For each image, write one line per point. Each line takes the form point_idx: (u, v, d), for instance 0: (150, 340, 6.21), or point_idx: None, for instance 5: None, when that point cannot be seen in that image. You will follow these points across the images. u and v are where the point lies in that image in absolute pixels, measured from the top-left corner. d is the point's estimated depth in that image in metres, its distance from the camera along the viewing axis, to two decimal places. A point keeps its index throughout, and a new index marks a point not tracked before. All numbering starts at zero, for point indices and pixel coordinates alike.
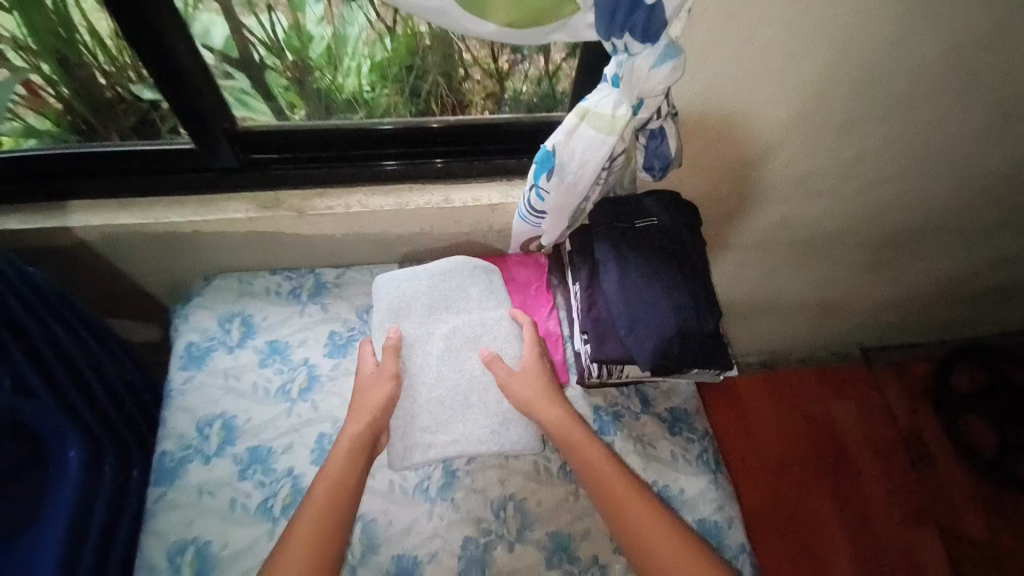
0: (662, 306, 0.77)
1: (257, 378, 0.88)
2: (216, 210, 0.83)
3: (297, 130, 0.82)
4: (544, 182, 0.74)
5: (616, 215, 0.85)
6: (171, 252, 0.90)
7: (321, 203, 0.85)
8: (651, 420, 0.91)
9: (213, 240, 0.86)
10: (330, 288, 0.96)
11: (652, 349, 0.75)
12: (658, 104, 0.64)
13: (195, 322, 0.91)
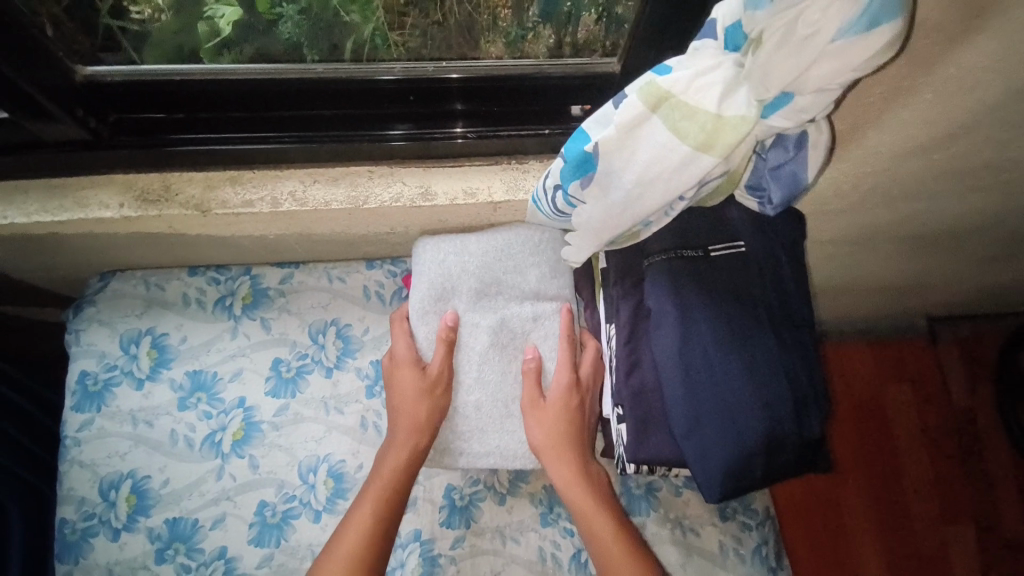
0: (748, 397, 0.50)
1: (176, 425, 0.66)
2: (77, 204, 0.56)
3: (201, 77, 0.52)
4: (576, 191, 0.43)
5: (683, 236, 0.55)
6: (39, 252, 0.63)
7: (234, 196, 0.56)
8: (697, 496, 0.68)
9: (87, 241, 0.60)
10: (272, 297, 0.71)
11: (722, 468, 0.49)
12: (811, 109, 0.36)
13: (89, 344, 0.67)
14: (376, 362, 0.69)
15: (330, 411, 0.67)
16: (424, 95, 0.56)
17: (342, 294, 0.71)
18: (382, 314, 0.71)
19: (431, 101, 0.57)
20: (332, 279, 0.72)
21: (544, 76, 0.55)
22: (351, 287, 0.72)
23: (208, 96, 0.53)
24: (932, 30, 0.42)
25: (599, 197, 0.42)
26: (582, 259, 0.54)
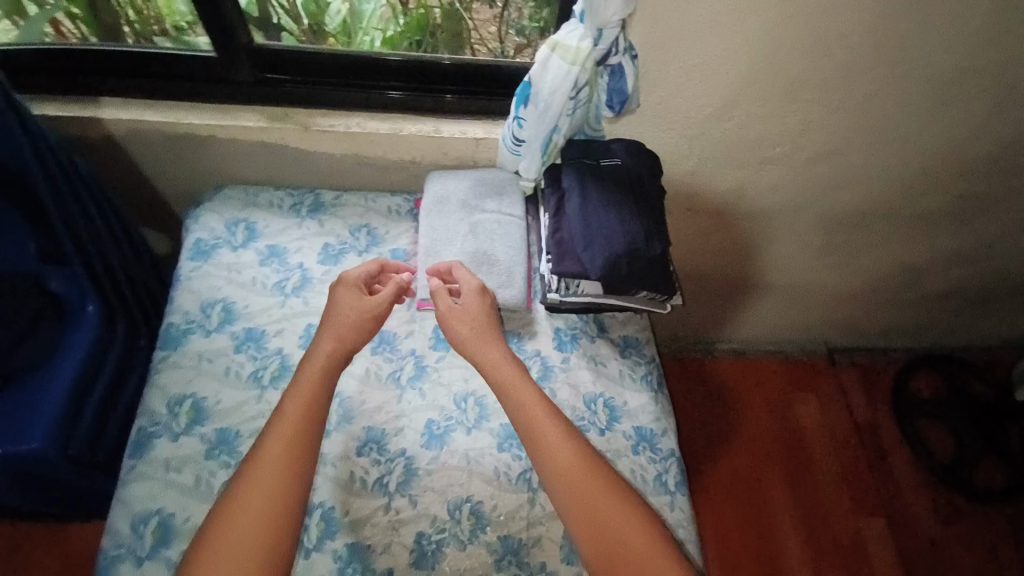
0: (615, 229, 0.88)
1: (257, 274, 0.96)
2: (231, 118, 0.96)
3: (321, 55, 0.94)
4: (523, 112, 0.87)
5: (584, 154, 0.96)
6: (190, 155, 1.01)
7: (323, 121, 0.97)
8: (605, 343, 1.01)
9: (227, 145, 0.99)
10: (328, 207, 1.05)
11: (603, 262, 0.86)
12: (615, 35, 0.78)
13: (205, 223, 1.01)
14: (393, 251, 1.01)
15: None
16: (439, 75, 0.99)
17: (374, 210, 1.05)
18: (399, 222, 1.05)
19: (445, 81, 0.99)
20: (369, 201, 1.06)
21: (504, 68, 0.98)
22: (379, 207, 1.06)
23: (317, 64, 0.95)
24: (688, 38, 0.88)
25: (531, 109, 0.86)
26: (533, 175, 0.96)
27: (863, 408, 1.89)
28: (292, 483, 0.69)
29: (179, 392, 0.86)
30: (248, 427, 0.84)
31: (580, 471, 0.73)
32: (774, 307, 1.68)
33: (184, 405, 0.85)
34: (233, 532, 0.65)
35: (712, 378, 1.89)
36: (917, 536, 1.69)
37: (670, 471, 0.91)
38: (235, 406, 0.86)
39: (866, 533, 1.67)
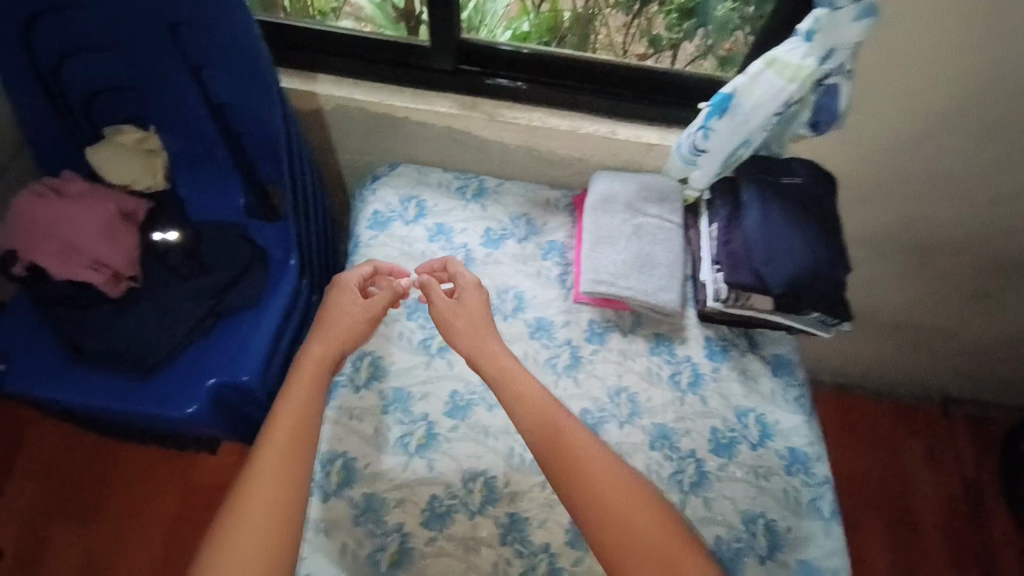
0: (800, 248, 0.88)
1: (425, 249, 1.03)
2: (428, 103, 1.04)
3: (518, 53, 1.01)
4: (715, 122, 0.87)
5: (762, 170, 0.96)
6: (379, 133, 1.10)
7: (509, 113, 1.03)
8: (757, 358, 0.99)
9: (417, 127, 1.07)
10: (491, 192, 1.09)
11: (787, 277, 0.86)
12: (842, 57, 0.80)
13: (381, 196, 1.08)
14: (550, 242, 1.05)
15: (520, 263, 1.02)
16: (626, 81, 1.03)
17: (534, 200, 1.09)
18: (556, 214, 1.08)
19: (631, 87, 1.04)
20: (528, 189, 1.10)
21: (693, 78, 1.01)
22: (539, 197, 1.10)
23: (513, 61, 1.02)
24: (900, 60, 0.88)
25: (727, 120, 0.86)
26: (703, 185, 0.97)
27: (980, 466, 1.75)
28: (274, 481, 0.71)
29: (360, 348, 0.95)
30: (420, 390, 0.93)
31: (578, 478, 0.73)
32: (899, 351, 1.58)
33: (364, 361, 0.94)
34: (240, 533, 0.67)
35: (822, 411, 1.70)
36: None
37: (825, 498, 0.89)
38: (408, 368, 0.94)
39: None
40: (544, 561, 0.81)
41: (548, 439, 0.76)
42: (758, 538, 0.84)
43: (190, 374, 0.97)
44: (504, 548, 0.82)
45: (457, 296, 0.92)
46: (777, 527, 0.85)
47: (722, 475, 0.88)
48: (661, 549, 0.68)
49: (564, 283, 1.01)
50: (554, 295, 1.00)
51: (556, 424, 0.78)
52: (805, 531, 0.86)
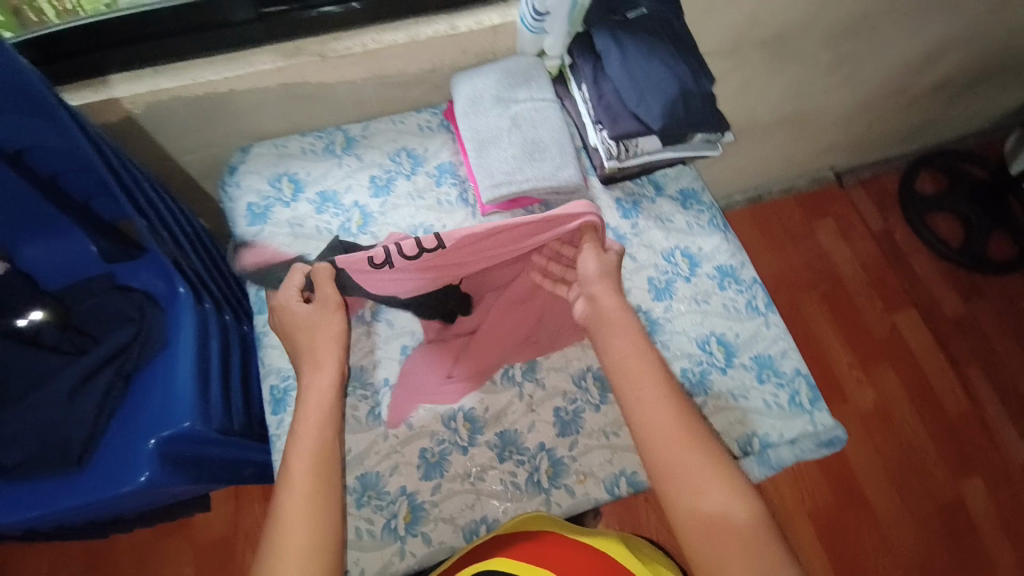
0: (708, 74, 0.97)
1: (318, 222, 0.99)
2: (248, 64, 0.94)
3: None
4: None
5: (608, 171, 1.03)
6: (214, 117, 1.00)
7: (338, 45, 0.96)
8: (666, 200, 1.05)
9: (249, 97, 0.98)
10: (360, 140, 1.06)
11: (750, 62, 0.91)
12: None
13: (248, 185, 1.01)
14: (438, 166, 1.06)
15: (416, 199, 1.03)
16: None
17: (405, 132, 1.08)
18: (433, 137, 1.08)
19: None
20: (395, 123, 1.09)
21: None
22: (409, 126, 1.09)
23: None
24: None
25: None
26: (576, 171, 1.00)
27: (875, 220, 1.94)
28: (656, 414, 0.72)
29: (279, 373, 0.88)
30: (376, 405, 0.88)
31: (647, 379, 0.75)
32: (784, 141, 1.65)
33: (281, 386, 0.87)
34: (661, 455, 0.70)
35: (788, 216, 1.91)
36: (973, 355, 1.76)
37: (758, 296, 0.98)
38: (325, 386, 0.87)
39: (937, 384, 1.70)
40: (544, 458, 0.86)
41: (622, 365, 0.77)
42: (715, 354, 0.93)
43: (104, 449, 0.82)
44: (505, 464, 0.85)
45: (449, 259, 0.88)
46: (728, 338, 0.94)
47: (669, 315, 0.95)
48: (698, 468, 0.68)
49: (467, 201, 1.03)
50: (462, 217, 1.02)
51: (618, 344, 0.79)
52: (751, 332, 0.95)
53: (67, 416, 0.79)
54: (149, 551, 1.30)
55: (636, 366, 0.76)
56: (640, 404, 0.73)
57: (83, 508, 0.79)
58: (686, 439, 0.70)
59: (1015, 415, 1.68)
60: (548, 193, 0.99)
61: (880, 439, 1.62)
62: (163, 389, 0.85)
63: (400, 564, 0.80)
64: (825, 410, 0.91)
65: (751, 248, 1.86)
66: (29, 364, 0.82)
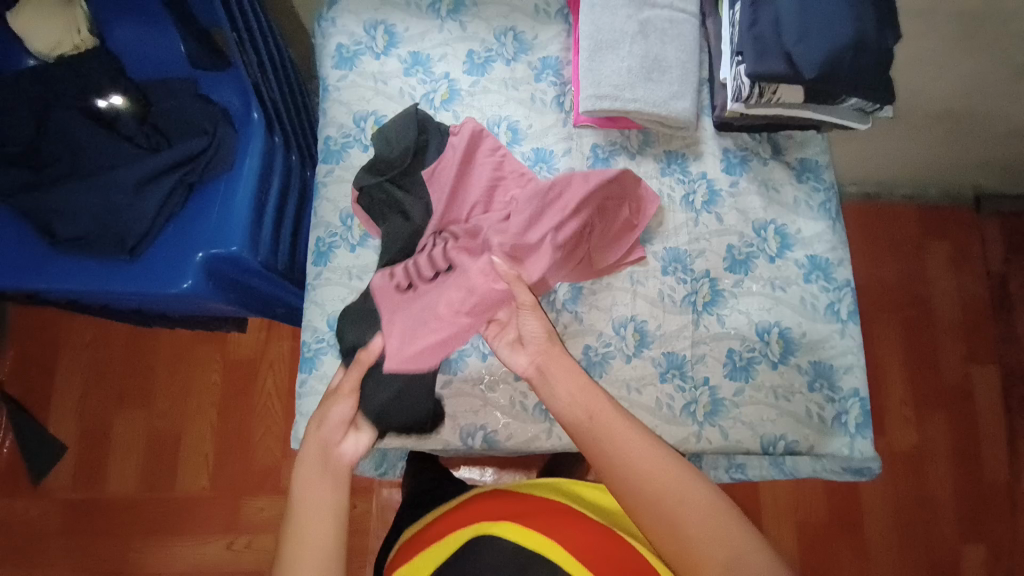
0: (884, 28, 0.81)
1: (403, 85, 0.93)
2: None
3: None
4: None
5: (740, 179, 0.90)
6: None
7: None
8: (780, 166, 0.92)
9: None
10: (468, 6, 0.97)
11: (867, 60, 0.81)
12: None
13: (342, 26, 0.95)
14: (543, 59, 0.95)
15: (509, 88, 0.94)
16: None
17: (519, 10, 0.97)
18: (548, 24, 0.97)
19: None
20: None
21: None
22: (525, 5, 0.97)
23: None
24: None
25: None
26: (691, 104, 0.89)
27: (999, 261, 1.69)
28: (644, 479, 0.63)
29: (328, 227, 0.88)
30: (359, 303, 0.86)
31: (619, 427, 0.67)
32: (935, 141, 1.42)
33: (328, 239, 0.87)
34: (657, 525, 0.62)
35: (901, 227, 1.69)
36: None
37: (844, 301, 0.87)
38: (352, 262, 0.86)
39: (986, 451, 1.56)
40: None
41: (594, 424, 0.67)
42: (771, 346, 0.85)
43: (157, 248, 0.84)
44: (520, 382, 0.83)
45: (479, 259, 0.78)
46: (791, 334, 0.86)
47: (736, 290, 0.87)
48: (698, 527, 0.60)
49: (562, 106, 0.94)
50: (552, 121, 0.93)
51: (591, 402, 0.69)
52: (821, 336, 0.86)
53: (130, 206, 0.82)
54: (185, 352, 1.42)
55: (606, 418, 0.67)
56: (620, 464, 0.64)
57: (131, 296, 0.83)
58: (681, 496, 0.62)
59: None
60: (652, 121, 0.89)
61: (903, 484, 1.53)
62: (220, 209, 0.87)
63: (395, 440, 0.82)
64: (869, 439, 0.83)
65: None
66: (105, 147, 0.84)
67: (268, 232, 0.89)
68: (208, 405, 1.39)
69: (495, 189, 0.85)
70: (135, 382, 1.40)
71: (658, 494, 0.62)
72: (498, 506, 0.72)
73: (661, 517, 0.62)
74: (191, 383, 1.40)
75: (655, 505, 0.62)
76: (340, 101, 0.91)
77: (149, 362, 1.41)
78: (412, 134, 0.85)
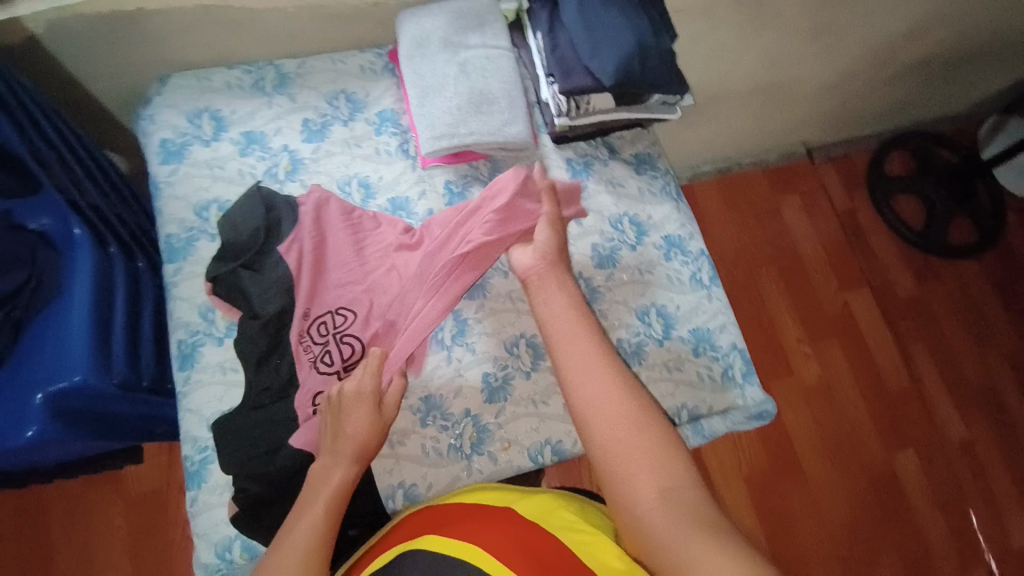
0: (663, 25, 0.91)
1: (241, 165, 0.92)
2: None
3: None
4: None
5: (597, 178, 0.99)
6: (127, 42, 0.91)
7: None
8: (620, 164, 1.00)
9: (164, 20, 0.89)
10: (293, 78, 0.98)
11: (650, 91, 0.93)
12: None
13: (163, 120, 0.93)
14: (380, 112, 0.98)
15: (352, 147, 0.95)
16: None
17: (345, 72, 0.99)
18: (376, 79, 1.00)
19: None
20: (335, 62, 1.00)
21: None
22: (350, 66, 1.00)
23: None
24: None
25: None
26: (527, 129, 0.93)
27: (842, 199, 1.91)
28: (602, 398, 0.64)
29: (186, 327, 0.85)
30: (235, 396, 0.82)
31: (579, 340, 0.69)
32: (756, 112, 1.59)
33: (187, 338, 0.84)
34: (605, 453, 0.62)
35: (754, 190, 1.88)
36: (923, 339, 1.77)
37: (703, 269, 0.96)
38: (217, 358, 0.83)
39: (883, 365, 1.71)
40: (469, 424, 0.84)
41: (557, 345, 0.69)
42: (653, 326, 0.91)
43: None
44: (427, 429, 0.83)
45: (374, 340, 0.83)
46: (668, 310, 0.92)
47: (609, 283, 0.92)
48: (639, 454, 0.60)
49: (407, 153, 0.96)
50: (401, 169, 0.95)
51: (562, 329, 0.70)
52: (692, 305, 0.93)
53: None
54: (77, 505, 1.26)
55: (573, 339, 0.69)
56: (578, 382, 0.65)
57: None
58: (631, 423, 0.62)
59: (952, 400, 1.70)
60: (492, 148, 0.93)
61: (822, 415, 1.63)
62: (58, 345, 0.79)
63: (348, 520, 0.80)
64: (756, 384, 0.91)
65: (712, 222, 1.83)
66: None
67: (119, 353, 0.83)
68: (118, 555, 1.24)
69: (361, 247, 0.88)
70: (24, 556, 1.22)
71: (619, 445, 0.61)
72: (453, 514, 0.69)
73: (611, 442, 0.62)
74: (92, 539, 1.24)
75: (605, 424, 0.63)
76: (176, 197, 0.88)
77: (35, 530, 1.24)
78: (259, 213, 0.86)
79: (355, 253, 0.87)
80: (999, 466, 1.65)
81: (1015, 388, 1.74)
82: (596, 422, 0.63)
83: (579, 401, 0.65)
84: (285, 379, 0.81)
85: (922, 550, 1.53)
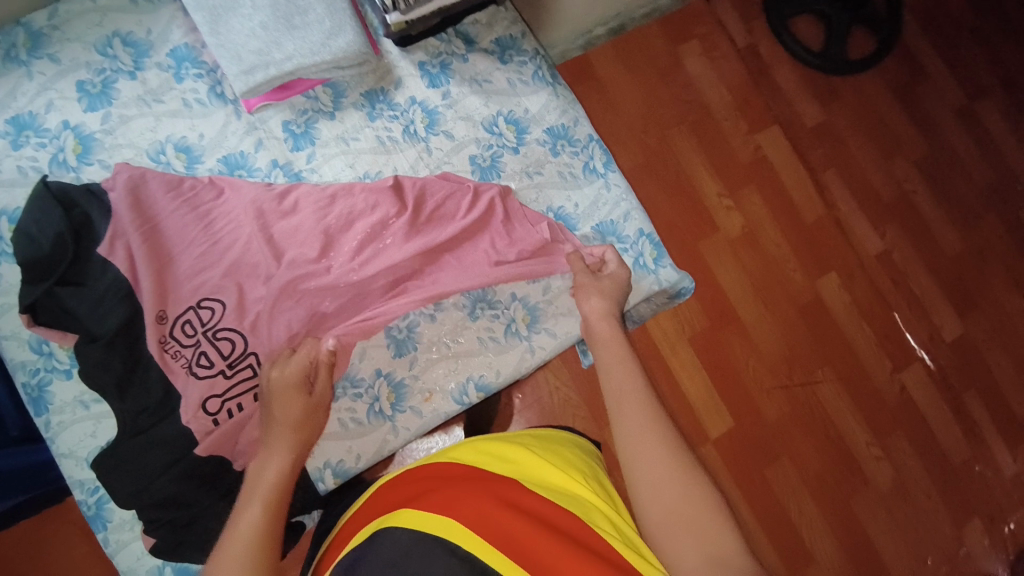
0: None
1: (19, 160, 0.74)
2: None
3: None
4: None
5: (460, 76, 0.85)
6: None
7: None
8: (480, 56, 0.86)
9: None
10: (47, 33, 0.77)
11: None
12: None
13: None
14: (172, 52, 0.79)
15: (150, 104, 0.78)
16: None
17: (110, 9, 0.78)
18: (154, 10, 0.79)
19: None
20: None
21: None
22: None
23: None
24: None
25: None
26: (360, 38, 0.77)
27: (740, 35, 1.64)
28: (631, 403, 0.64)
29: (24, 368, 0.74)
30: (106, 427, 0.74)
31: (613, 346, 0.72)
32: None
33: (31, 380, 0.74)
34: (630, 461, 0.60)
35: (657, 47, 1.58)
36: (842, 173, 1.62)
37: (595, 156, 0.88)
38: (71, 393, 0.73)
39: (801, 203, 1.57)
40: (384, 385, 0.79)
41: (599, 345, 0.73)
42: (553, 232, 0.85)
43: None
44: (341, 402, 0.78)
45: (253, 327, 0.73)
46: (566, 211, 0.85)
47: None
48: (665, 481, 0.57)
49: (224, 97, 0.79)
50: (223, 119, 0.79)
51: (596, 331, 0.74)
52: (591, 199, 0.87)
53: None
54: None
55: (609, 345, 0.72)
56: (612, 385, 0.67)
57: None
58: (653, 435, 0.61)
59: (878, 222, 1.61)
60: (325, 70, 0.77)
61: (751, 262, 1.52)
62: None
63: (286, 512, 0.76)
64: (669, 266, 0.87)
65: (609, 89, 1.54)
66: None
67: None
68: None
69: (208, 223, 0.75)
70: None
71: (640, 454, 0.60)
72: (414, 488, 0.59)
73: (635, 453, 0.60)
74: None
75: (634, 428, 0.62)
76: None
77: None
78: (57, 215, 0.71)
79: (202, 229, 0.74)
80: (920, 270, 1.60)
81: (930, 194, 1.63)
82: (625, 428, 0.62)
83: (650, 518, 0.56)
84: (161, 396, 0.71)
85: (859, 372, 1.51)
